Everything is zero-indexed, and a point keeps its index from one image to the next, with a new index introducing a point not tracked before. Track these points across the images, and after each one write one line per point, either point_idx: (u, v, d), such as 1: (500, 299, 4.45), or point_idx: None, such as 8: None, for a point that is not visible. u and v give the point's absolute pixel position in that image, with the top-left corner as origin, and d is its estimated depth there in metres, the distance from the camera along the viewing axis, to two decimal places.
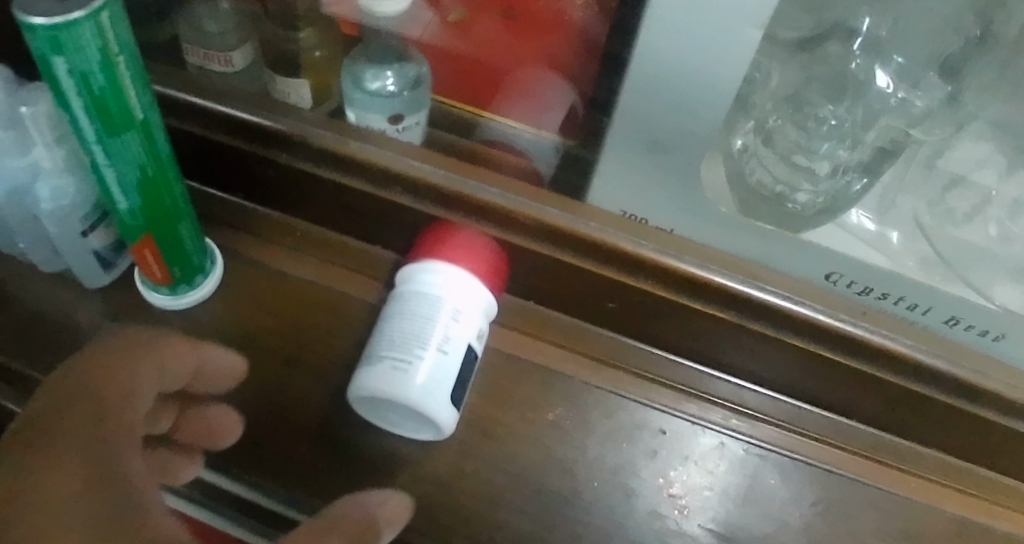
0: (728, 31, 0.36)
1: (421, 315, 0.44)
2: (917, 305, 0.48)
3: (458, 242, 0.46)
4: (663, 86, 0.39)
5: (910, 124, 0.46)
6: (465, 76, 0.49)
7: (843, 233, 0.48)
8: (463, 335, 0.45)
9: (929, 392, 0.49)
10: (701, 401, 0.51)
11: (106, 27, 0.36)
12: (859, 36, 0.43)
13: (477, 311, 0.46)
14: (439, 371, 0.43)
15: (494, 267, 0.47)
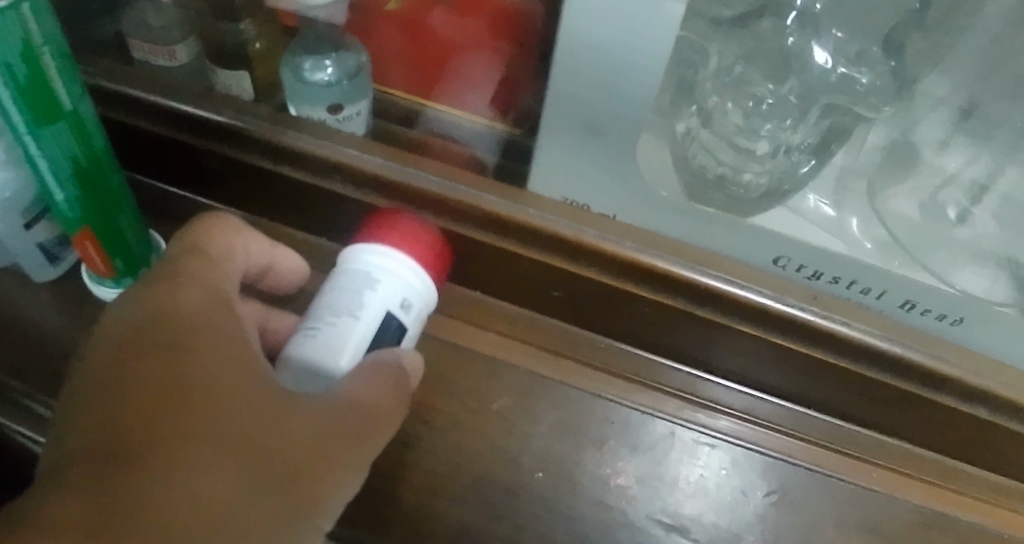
0: (649, 6, 0.35)
1: (338, 285, 0.43)
2: (872, 290, 0.47)
3: (383, 219, 0.46)
4: (591, 66, 0.39)
5: (856, 102, 0.46)
6: (403, 63, 0.49)
7: (793, 217, 0.47)
8: (381, 306, 0.42)
9: (884, 378, 0.47)
10: (653, 390, 0.50)
11: (30, 17, 0.36)
12: (792, 11, 0.42)
13: (406, 284, 0.43)
14: (347, 340, 0.40)
15: (428, 246, 0.45)
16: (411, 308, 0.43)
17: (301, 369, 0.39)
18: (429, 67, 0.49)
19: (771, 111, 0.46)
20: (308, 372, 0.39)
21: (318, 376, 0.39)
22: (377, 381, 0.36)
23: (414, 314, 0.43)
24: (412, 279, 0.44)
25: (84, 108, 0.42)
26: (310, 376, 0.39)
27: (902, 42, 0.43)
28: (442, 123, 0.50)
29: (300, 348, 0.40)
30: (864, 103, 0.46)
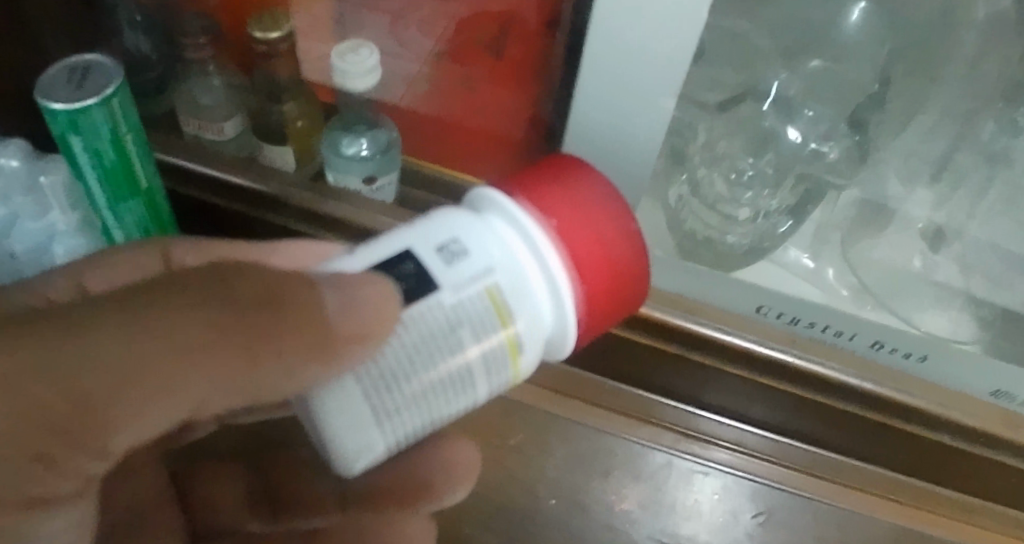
0: (647, 103, 0.42)
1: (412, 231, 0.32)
2: (844, 332, 0.54)
3: (569, 181, 0.35)
4: (597, 150, 0.46)
5: (828, 169, 0.52)
6: (429, 133, 0.57)
7: (777, 269, 0.54)
8: (448, 222, 0.33)
9: (853, 409, 0.54)
10: (652, 425, 0.56)
11: (116, 109, 0.46)
12: (768, 96, 0.50)
13: (501, 226, 0.34)
14: (394, 242, 0.32)
15: (572, 198, 0.34)
16: (475, 259, 0.32)
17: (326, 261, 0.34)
18: (458, 139, 0.56)
19: (752, 181, 0.53)
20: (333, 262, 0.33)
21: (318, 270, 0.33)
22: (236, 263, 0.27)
23: (477, 270, 0.32)
24: (507, 224, 0.34)
25: (154, 183, 0.51)
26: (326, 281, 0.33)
27: (865, 120, 0.51)
28: (464, 189, 0.56)
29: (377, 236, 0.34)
30: (835, 172, 0.52)
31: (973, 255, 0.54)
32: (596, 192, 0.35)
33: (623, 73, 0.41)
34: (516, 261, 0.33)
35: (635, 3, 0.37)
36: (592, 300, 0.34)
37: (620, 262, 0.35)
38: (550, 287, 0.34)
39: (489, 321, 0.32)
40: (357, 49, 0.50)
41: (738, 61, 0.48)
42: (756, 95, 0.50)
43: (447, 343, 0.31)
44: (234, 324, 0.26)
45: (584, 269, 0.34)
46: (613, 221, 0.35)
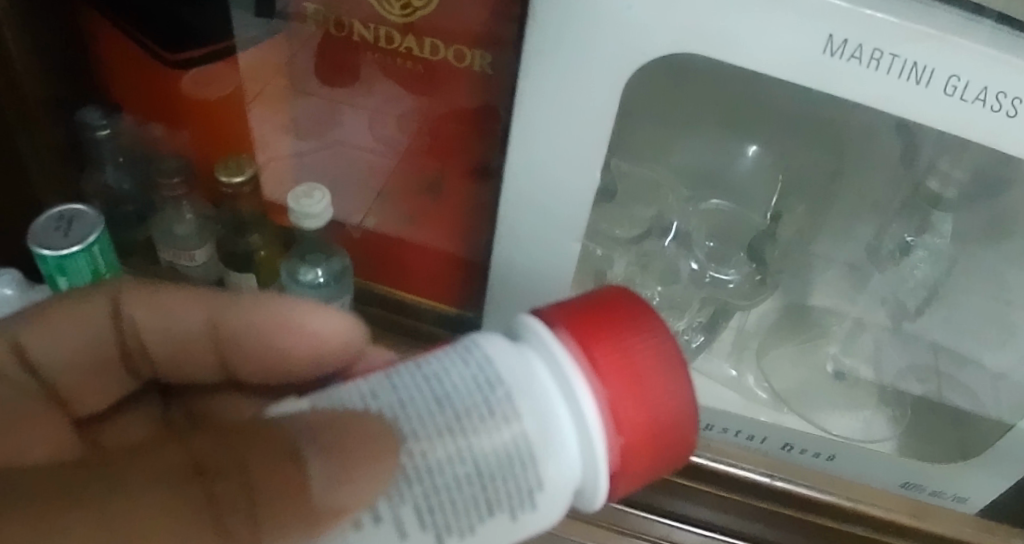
0: (556, 236, 0.53)
1: (483, 506, 0.32)
2: (756, 435, 0.61)
3: (645, 369, 0.33)
4: (524, 278, 0.57)
5: (728, 294, 0.63)
6: (393, 262, 0.66)
7: (700, 376, 0.63)
8: (477, 362, 0.33)
9: (776, 507, 0.60)
10: (584, 522, 0.63)
11: (97, 253, 0.53)
12: (672, 230, 0.61)
13: (541, 368, 0.33)
14: (403, 379, 0.33)
15: (622, 342, 0.33)
16: (507, 402, 0.32)
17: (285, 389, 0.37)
18: (420, 267, 0.66)
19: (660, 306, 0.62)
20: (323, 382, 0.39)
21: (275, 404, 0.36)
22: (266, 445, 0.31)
23: (509, 424, 0.31)
24: (548, 361, 0.33)
25: None
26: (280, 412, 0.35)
27: (760, 249, 0.61)
28: (423, 310, 0.66)
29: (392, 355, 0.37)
30: (734, 296, 0.63)
31: (861, 349, 0.65)
32: (653, 341, 0.33)
33: (539, 213, 0.52)
34: (554, 415, 0.32)
35: (547, 164, 0.50)
36: (633, 459, 0.32)
37: (669, 420, 0.33)
38: (586, 441, 0.32)
39: (510, 476, 0.32)
40: (311, 191, 0.58)
41: (644, 200, 0.59)
42: (659, 231, 0.61)
43: (451, 499, 0.31)
44: (205, 470, 0.30)
45: (627, 426, 0.32)
46: (670, 381, 0.33)
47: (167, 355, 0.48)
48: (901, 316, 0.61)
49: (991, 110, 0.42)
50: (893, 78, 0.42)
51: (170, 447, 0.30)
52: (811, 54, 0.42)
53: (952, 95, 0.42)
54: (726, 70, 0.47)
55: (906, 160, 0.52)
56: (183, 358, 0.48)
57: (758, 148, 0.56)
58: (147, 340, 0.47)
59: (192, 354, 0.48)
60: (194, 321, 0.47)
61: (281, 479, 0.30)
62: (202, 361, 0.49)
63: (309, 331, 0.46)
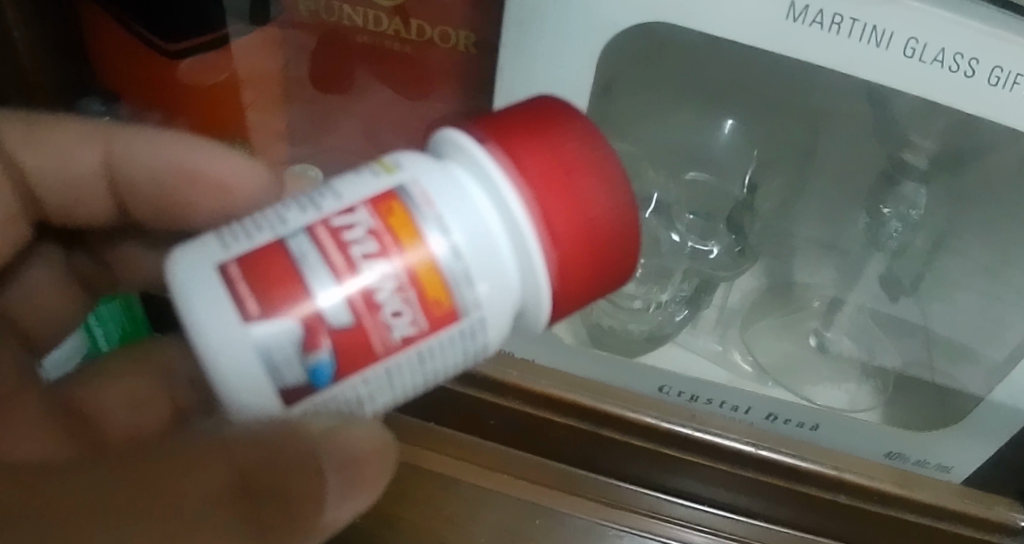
0: None
1: (433, 365, 0.34)
2: (740, 406, 0.62)
3: (589, 216, 0.33)
4: None
5: (711, 267, 0.65)
6: None
7: (683, 350, 0.64)
8: (444, 256, 0.31)
9: (756, 475, 0.61)
10: (571, 496, 0.64)
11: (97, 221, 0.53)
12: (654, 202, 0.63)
13: (498, 233, 0.32)
14: (399, 361, 0.32)
15: (572, 192, 0.33)
16: (472, 299, 0.32)
17: (225, 341, 0.30)
18: None
19: (641, 279, 0.65)
20: (241, 245, 0.31)
21: (221, 366, 0.30)
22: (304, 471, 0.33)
23: (467, 309, 0.32)
24: (500, 214, 0.32)
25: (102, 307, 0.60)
26: (259, 412, 0.32)
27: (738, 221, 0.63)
28: None
29: (361, 255, 0.31)
30: (716, 268, 0.65)
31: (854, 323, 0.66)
32: (598, 185, 0.33)
33: None
34: (509, 284, 0.33)
35: None
36: (574, 293, 0.34)
37: (609, 245, 0.34)
38: (534, 294, 0.34)
39: (470, 345, 0.34)
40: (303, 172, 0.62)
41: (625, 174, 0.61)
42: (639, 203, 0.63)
43: (421, 377, 0.34)
44: (246, 487, 0.31)
45: (573, 270, 0.33)
46: (611, 210, 0.34)
47: (64, 206, 0.48)
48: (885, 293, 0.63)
49: (951, 71, 0.44)
50: (854, 42, 0.44)
51: (213, 462, 0.31)
52: (775, 20, 0.44)
53: (911, 58, 0.44)
54: (702, 42, 0.49)
55: (876, 129, 0.54)
56: (81, 202, 0.48)
57: (734, 122, 0.59)
58: (42, 190, 0.46)
59: (87, 196, 0.48)
60: (92, 164, 0.46)
61: (313, 492, 0.34)
62: (88, 202, 0.48)
63: (215, 174, 0.47)
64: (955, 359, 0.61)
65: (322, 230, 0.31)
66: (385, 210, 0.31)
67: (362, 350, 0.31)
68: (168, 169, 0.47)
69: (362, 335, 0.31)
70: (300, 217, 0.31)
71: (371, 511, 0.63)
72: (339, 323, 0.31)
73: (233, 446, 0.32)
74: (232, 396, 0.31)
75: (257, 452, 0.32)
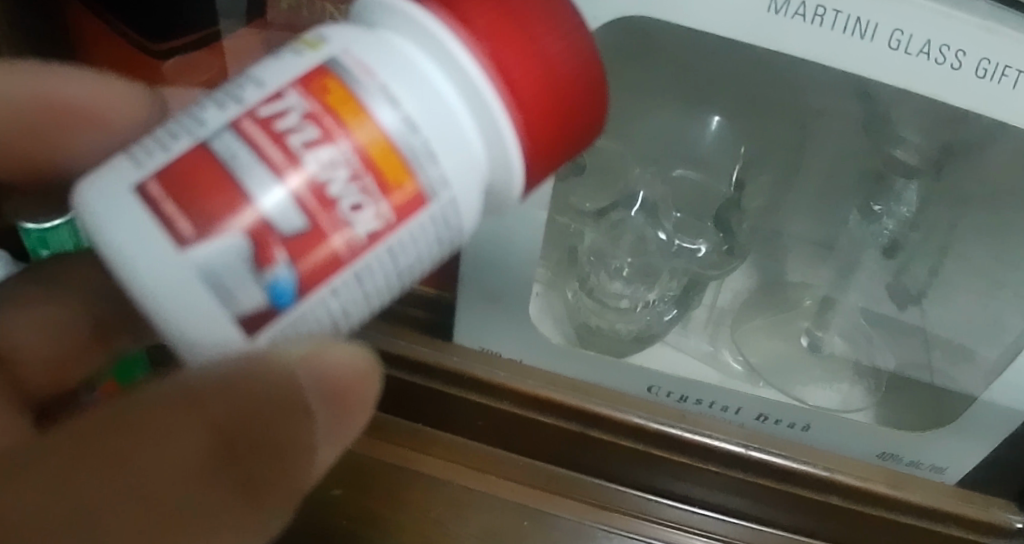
0: None
1: (408, 251, 0.32)
2: (730, 406, 0.61)
3: (537, 50, 0.32)
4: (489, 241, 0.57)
5: (701, 267, 0.63)
6: None
7: (672, 351, 0.63)
8: (390, 123, 0.30)
9: (747, 477, 0.60)
10: (561, 497, 0.64)
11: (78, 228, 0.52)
12: (637, 201, 0.62)
13: (447, 92, 0.31)
14: (364, 247, 0.31)
15: (513, 31, 0.32)
16: (432, 173, 0.31)
17: (165, 266, 0.29)
18: None
19: (629, 278, 0.64)
20: (158, 160, 0.30)
21: (167, 295, 0.30)
22: (284, 413, 0.32)
23: (429, 177, 0.31)
24: (444, 72, 0.31)
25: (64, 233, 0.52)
26: (214, 346, 0.31)
27: (727, 219, 0.62)
28: None
29: (301, 142, 0.30)
30: (705, 266, 0.63)
31: (847, 323, 0.66)
32: (538, 14, 0.33)
33: None
34: (472, 150, 0.32)
35: None
36: (543, 141, 0.33)
37: (565, 82, 0.33)
38: (501, 150, 0.33)
39: (446, 221, 0.33)
40: None
41: (610, 172, 0.60)
42: (626, 201, 0.63)
43: (398, 270, 0.33)
44: (229, 445, 0.31)
45: (534, 115, 0.32)
46: (557, 34, 0.33)
47: None
48: (888, 297, 0.63)
49: (936, 64, 0.44)
50: (839, 34, 0.44)
51: (188, 423, 0.30)
52: (757, 12, 0.44)
53: (897, 50, 0.44)
54: (685, 35, 0.49)
55: (865, 122, 0.54)
56: None
57: (721, 119, 0.59)
58: None
59: None
60: None
61: (301, 432, 0.33)
62: None
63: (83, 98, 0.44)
64: (956, 359, 0.60)
65: (249, 123, 0.30)
66: (317, 87, 0.30)
67: (323, 252, 0.30)
68: (36, 100, 0.44)
69: (318, 237, 0.30)
70: (221, 115, 0.30)
71: (359, 513, 0.63)
72: (292, 228, 0.30)
73: (207, 403, 0.31)
74: (183, 332, 0.30)
75: (231, 401, 0.31)
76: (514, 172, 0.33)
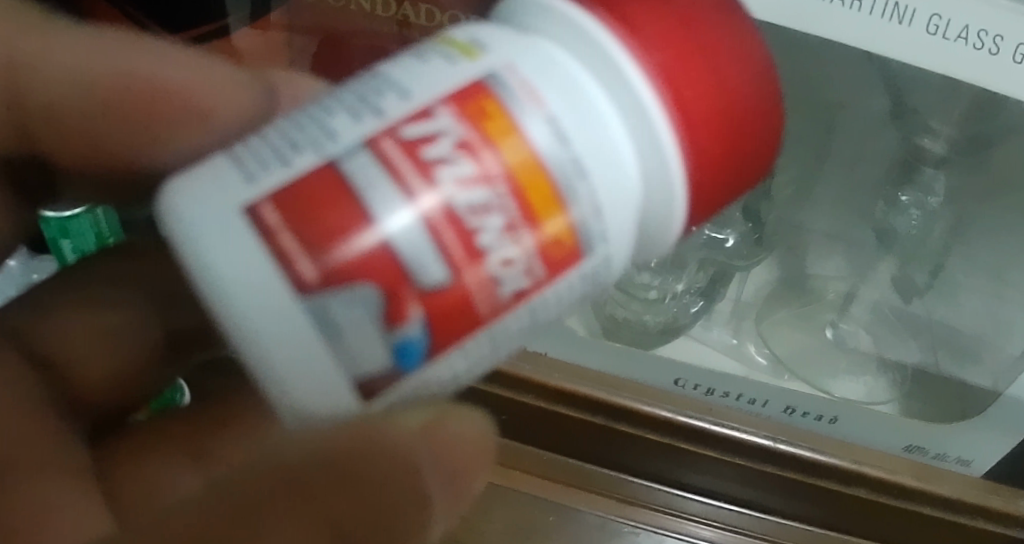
0: None
1: (558, 303, 0.28)
2: (757, 399, 0.61)
3: (727, 75, 0.28)
4: None
5: (728, 257, 0.64)
6: None
7: (696, 343, 0.63)
8: (555, 155, 0.26)
9: (775, 470, 0.60)
10: (586, 492, 0.64)
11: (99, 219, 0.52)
12: None
13: (619, 124, 0.27)
14: (506, 303, 0.26)
15: (703, 56, 0.28)
16: (593, 213, 0.26)
17: (277, 317, 0.24)
18: None
19: (657, 269, 0.63)
20: (275, 176, 0.25)
21: (268, 351, 0.25)
22: (397, 495, 0.30)
23: (591, 219, 0.26)
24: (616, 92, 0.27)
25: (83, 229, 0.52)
26: (322, 411, 0.26)
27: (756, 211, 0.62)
28: None
29: (451, 177, 0.25)
30: (733, 257, 0.64)
31: (873, 316, 0.65)
32: (730, 37, 0.29)
33: None
34: (632, 183, 0.27)
35: None
36: (708, 184, 0.29)
37: (747, 114, 0.29)
38: (670, 188, 0.28)
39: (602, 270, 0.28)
40: None
41: None
42: None
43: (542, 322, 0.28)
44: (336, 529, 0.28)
45: (708, 157, 0.28)
46: (744, 65, 0.29)
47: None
48: (911, 292, 0.62)
49: (973, 49, 0.43)
50: (876, 19, 0.44)
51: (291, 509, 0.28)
52: None
53: (934, 34, 0.43)
54: None
55: (897, 109, 0.53)
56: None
57: None
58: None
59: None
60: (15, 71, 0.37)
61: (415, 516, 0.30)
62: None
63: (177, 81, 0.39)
64: (962, 360, 0.61)
65: (390, 144, 0.25)
66: (473, 110, 0.25)
67: (463, 317, 0.26)
68: (125, 77, 0.38)
69: (456, 294, 0.25)
70: (355, 129, 0.25)
71: None
72: (432, 285, 0.25)
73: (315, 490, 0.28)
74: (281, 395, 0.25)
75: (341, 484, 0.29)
76: (676, 218, 0.29)
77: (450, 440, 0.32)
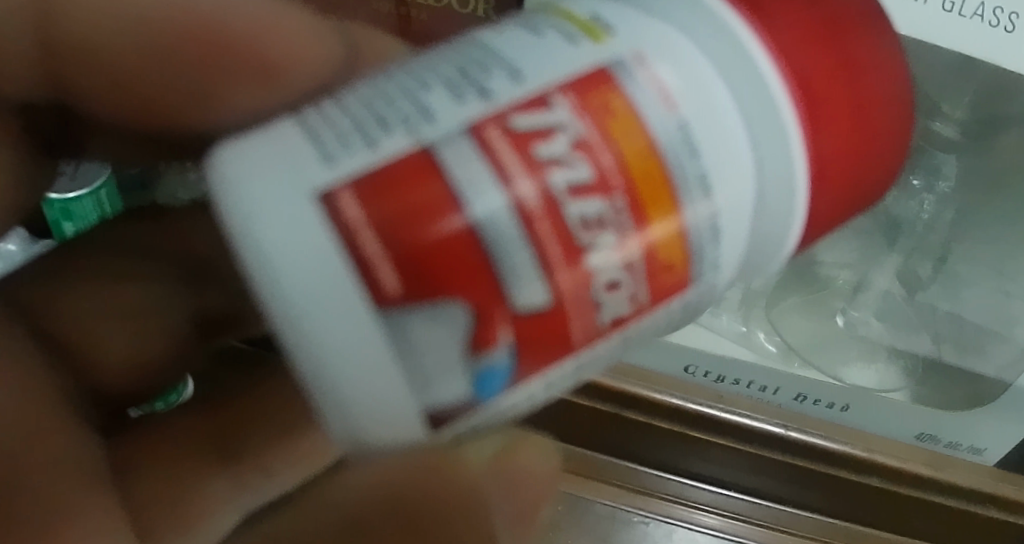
0: None
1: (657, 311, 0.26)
2: (769, 386, 0.61)
3: (861, 79, 0.27)
4: None
5: None
6: None
7: (710, 331, 0.60)
8: (672, 156, 0.24)
9: (787, 458, 0.60)
10: (596, 482, 0.64)
11: None
12: None
13: (741, 120, 0.26)
14: (610, 314, 0.25)
15: (843, 56, 0.27)
16: (707, 214, 0.25)
17: (356, 330, 0.23)
18: None
19: None
20: (358, 158, 0.23)
21: (353, 363, 0.23)
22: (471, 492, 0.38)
23: (700, 224, 0.25)
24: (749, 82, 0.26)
25: None
26: (391, 435, 0.24)
27: None
28: None
29: (564, 180, 0.23)
30: None
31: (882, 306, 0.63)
32: (872, 42, 0.27)
33: None
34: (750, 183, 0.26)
35: None
36: (824, 202, 0.28)
37: (880, 122, 0.28)
38: (786, 191, 0.27)
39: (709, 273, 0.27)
40: None
41: None
42: None
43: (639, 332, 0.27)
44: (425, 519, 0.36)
45: (834, 156, 0.27)
46: (887, 76, 0.28)
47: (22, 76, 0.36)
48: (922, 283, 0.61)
49: (990, 26, 0.43)
50: None
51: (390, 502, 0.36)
52: None
53: (951, 11, 0.43)
54: None
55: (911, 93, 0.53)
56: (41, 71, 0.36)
57: None
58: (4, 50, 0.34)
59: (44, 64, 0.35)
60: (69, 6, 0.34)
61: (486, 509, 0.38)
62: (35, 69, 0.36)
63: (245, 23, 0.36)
64: (965, 351, 0.60)
65: (498, 133, 0.23)
66: (596, 104, 0.24)
67: (557, 336, 0.25)
68: (187, 19, 0.35)
69: (561, 304, 0.24)
70: (455, 110, 0.23)
71: None
72: (531, 301, 0.24)
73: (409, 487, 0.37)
74: (359, 412, 0.24)
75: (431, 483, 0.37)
76: (790, 239, 0.28)
77: (522, 469, 0.41)
